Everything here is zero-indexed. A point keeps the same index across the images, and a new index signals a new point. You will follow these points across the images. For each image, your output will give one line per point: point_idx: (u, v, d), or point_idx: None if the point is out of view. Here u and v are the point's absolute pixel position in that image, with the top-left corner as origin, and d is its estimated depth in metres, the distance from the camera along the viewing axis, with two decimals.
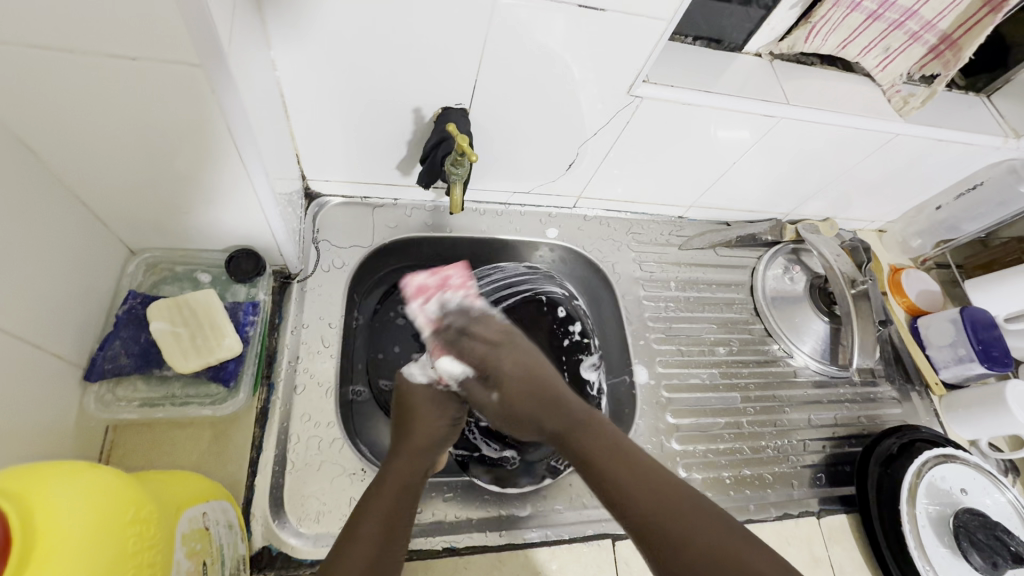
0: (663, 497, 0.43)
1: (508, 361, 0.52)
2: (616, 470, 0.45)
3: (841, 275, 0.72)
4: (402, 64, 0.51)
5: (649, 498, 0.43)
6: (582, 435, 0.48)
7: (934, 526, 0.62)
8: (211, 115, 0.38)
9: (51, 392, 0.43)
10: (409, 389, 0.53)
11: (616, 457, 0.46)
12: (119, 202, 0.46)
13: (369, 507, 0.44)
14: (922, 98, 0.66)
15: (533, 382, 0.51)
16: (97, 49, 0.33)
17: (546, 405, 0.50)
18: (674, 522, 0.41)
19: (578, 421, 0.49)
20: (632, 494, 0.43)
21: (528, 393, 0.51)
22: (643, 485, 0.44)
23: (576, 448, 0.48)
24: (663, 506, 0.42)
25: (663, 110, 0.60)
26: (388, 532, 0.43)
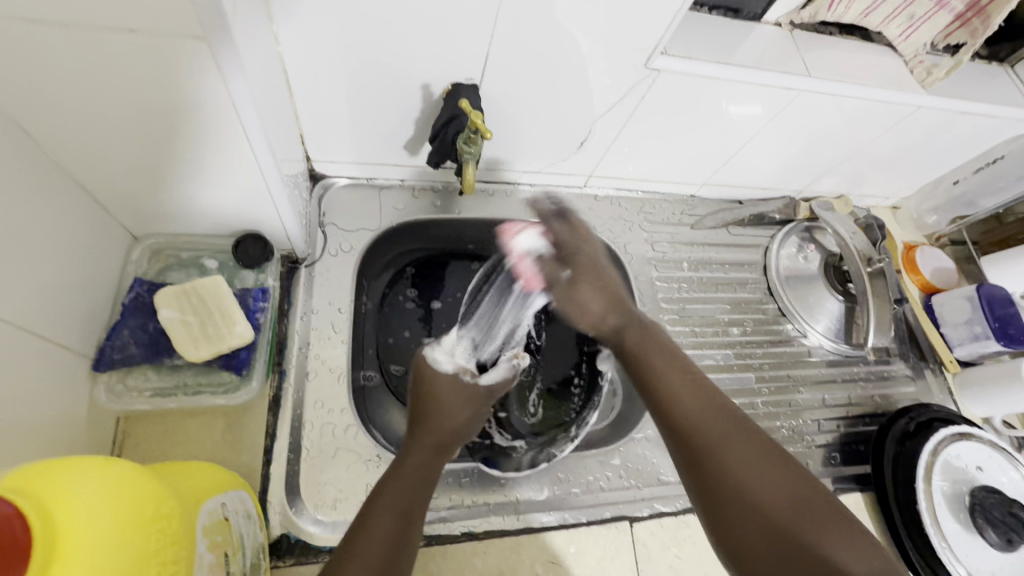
0: (721, 424, 0.43)
1: (583, 260, 0.55)
2: (679, 388, 0.46)
3: (857, 253, 0.71)
4: (408, 37, 0.49)
5: (708, 418, 0.43)
6: (649, 350, 0.49)
7: (949, 504, 0.62)
8: (215, 92, 0.36)
9: (60, 383, 0.42)
10: (433, 378, 0.51)
11: (683, 382, 0.46)
12: (120, 185, 0.44)
13: (386, 497, 0.42)
14: (947, 69, 0.63)
15: (608, 283, 0.54)
16: (93, 21, 0.31)
17: (613, 301, 0.53)
18: (733, 453, 0.41)
19: (644, 342, 0.50)
20: (696, 410, 0.44)
21: (593, 281, 0.54)
22: (704, 407, 0.44)
23: (640, 355, 0.49)
24: (722, 442, 0.42)
25: (680, 84, 0.57)
26: (404, 527, 0.42)
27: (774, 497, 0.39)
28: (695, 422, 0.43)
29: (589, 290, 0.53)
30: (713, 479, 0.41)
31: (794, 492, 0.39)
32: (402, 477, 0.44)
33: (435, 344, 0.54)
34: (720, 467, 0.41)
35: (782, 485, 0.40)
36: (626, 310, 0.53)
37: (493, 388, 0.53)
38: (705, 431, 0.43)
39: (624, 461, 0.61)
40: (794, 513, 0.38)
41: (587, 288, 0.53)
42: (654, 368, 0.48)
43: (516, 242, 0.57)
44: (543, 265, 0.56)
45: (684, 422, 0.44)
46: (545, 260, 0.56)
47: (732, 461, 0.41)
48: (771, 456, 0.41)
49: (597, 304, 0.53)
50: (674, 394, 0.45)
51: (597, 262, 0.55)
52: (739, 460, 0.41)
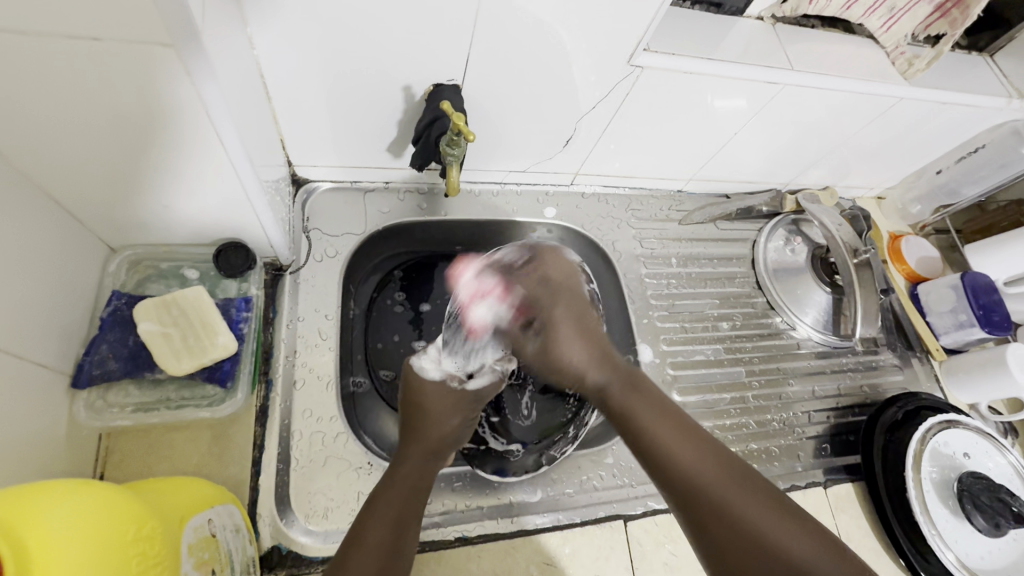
0: (720, 477, 0.41)
1: (561, 309, 0.50)
2: (675, 446, 0.42)
3: (843, 244, 0.71)
4: (388, 38, 0.48)
5: (708, 475, 0.41)
6: (637, 406, 0.45)
7: (937, 491, 0.63)
8: (188, 100, 0.35)
9: (38, 401, 0.41)
10: (422, 388, 0.50)
11: (679, 435, 0.43)
12: (91, 196, 0.43)
13: (376, 511, 0.42)
14: (927, 61, 0.64)
15: (587, 324, 0.50)
16: (55, 29, 0.30)
17: (597, 354, 0.48)
18: (739, 510, 0.39)
19: (632, 395, 0.46)
20: (693, 472, 0.41)
21: (576, 334, 0.49)
22: (702, 461, 0.42)
23: (620, 409, 0.46)
24: (727, 501, 0.40)
25: (663, 80, 0.57)
26: (399, 535, 0.42)
27: (785, 545, 0.38)
28: (696, 478, 0.41)
29: (569, 343, 0.48)
30: (723, 538, 0.39)
31: (796, 531, 0.39)
32: (393, 486, 0.44)
33: (422, 352, 0.53)
34: (730, 524, 0.39)
35: (785, 532, 0.39)
36: (608, 360, 0.48)
37: (481, 393, 0.53)
38: (704, 488, 0.40)
39: (617, 459, 0.61)
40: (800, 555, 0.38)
41: (571, 340, 0.49)
42: (643, 423, 0.44)
43: (474, 316, 0.52)
44: (505, 332, 0.52)
45: (687, 484, 0.41)
46: (509, 328, 0.51)
47: (744, 520, 0.39)
48: (769, 503, 0.40)
49: (583, 362, 0.48)
50: (670, 453, 0.42)
51: (571, 302, 0.51)
52: (742, 512, 0.39)
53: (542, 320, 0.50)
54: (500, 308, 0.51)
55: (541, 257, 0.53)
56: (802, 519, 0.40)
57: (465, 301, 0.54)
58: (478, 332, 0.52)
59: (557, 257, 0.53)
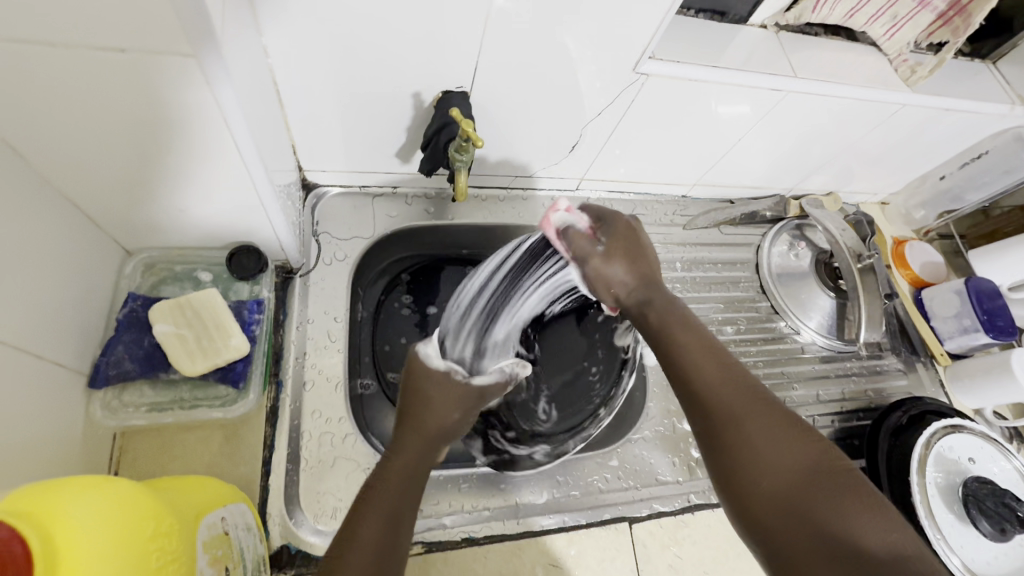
0: (747, 405, 0.40)
1: (617, 233, 0.50)
2: (704, 369, 0.42)
3: (846, 250, 0.72)
4: (399, 46, 0.49)
5: (732, 398, 0.40)
6: (673, 328, 0.45)
7: (943, 495, 0.63)
8: (205, 106, 0.36)
9: (56, 401, 0.42)
10: (425, 374, 0.49)
11: (708, 360, 0.42)
12: (110, 199, 0.44)
13: (370, 503, 0.41)
14: (930, 68, 0.64)
15: (640, 257, 0.50)
16: (81, 40, 0.31)
17: (638, 274, 0.49)
18: (756, 434, 0.38)
19: (672, 317, 0.46)
20: (717, 392, 0.41)
21: (628, 259, 0.49)
22: (732, 386, 0.41)
23: (656, 333, 0.46)
24: (747, 420, 0.39)
25: (668, 87, 0.58)
26: (390, 532, 0.40)
27: (809, 485, 0.36)
28: (718, 398, 0.40)
29: (613, 267, 0.49)
30: (735, 459, 0.38)
31: (825, 480, 0.36)
32: (387, 478, 0.43)
33: (427, 342, 0.52)
34: (746, 449, 0.38)
35: (806, 470, 0.36)
36: (650, 288, 0.49)
37: (486, 390, 0.52)
38: (725, 409, 0.40)
39: (623, 461, 0.61)
40: (823, 501, 0.35)
41: (616, 260, 0.49)
42: (677, 346, 0.44)
43: (560, 226, 0.49)
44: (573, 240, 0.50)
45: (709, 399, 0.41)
46: (574, 240, 0.50)
47: (757, 444, 0.38)
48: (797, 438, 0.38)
49: (618, 279, 0.49)
50: (695, 374, 0.42)
51: (643, 242, 0.51)
52: (762, 444, 0.38)
53: (600, 239, 0.50)
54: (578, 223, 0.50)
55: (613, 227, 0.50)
56: (843, 478, 0.36)
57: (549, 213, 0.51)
58: (548, 226, 0.50)
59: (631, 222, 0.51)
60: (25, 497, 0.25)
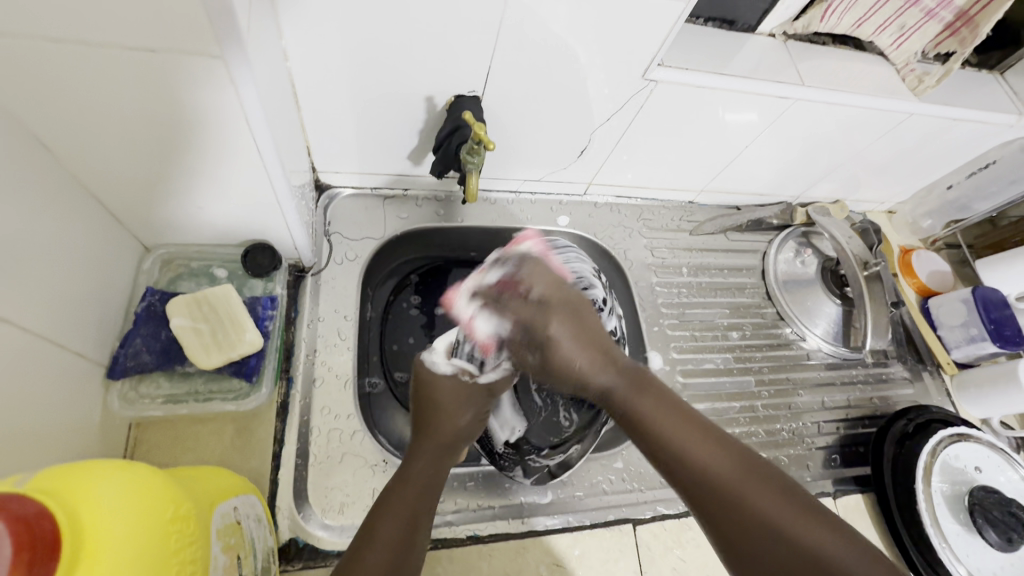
0: (732, 472, 0.40)
1: (558, 317, 0.50)
2: (683, 442, 0.43)
3: (853, 257, 0.72)
4: (413, 50, 0.50)
5: (722, 471, 0.41)
6: (643, 402, 0.46)
7: (948, 504, 0.63)
8: (228, 107, 0.37)
9: (76, 390, 0.43)
10: (433, 382, 0.51)
11: (683, 428, 0.43)
12: (131, 195, 0.45)
13: (389, 504, 0.42)
14: (937, 77, 0.64)
15: (589, 333, 0.50)
16: (114, 41, 0.32)
17: (600, 356, 0.49)
18: (748, 501, 0.39)
19: (634, 385, 0.47)
20: (706, 470, 0.41)
21: (574, 329, 0.50)
22: (717, 459, 0.41)
23: (636, 407, 0.46)
24: (734, 496, 0.39)
25: (677, 93, 0.59)
26: (409, 533, 0.41)
27: (818, 546, 0.37)
28: (709, 475, 0.41)
29: (572, 354, 0.49)
30: (739, 537, 0.38)
31: (828, 534, 0.37)
32: (405, 482, 0.44)
33: (431, 351, 0.55)
34: (755, 525, 0.38)
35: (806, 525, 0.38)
36: (611, 361, 0.49)
37: (495, 386, 0.52)
38: (721, 489, 0.40)
39: (627, 464, 0.62)
40: (828, 561, 0.36)
41: (568, 335, 0.49)
42: (657, 420, 0.44)
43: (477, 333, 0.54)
44: (507, 343, 0.52)
45: (697, 476, 0.41)
46: (511, 337, 0.52)
47: (755, 512, 0.38)
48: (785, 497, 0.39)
49: (584, 364, 0.49)
50: (682, 450, 0.42)
51: (585, 313, 0.51)
52: (761, 511, 0.38)
53: (538, 326, 0.50)
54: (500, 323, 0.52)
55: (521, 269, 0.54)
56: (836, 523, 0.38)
57: (465, 323, 0.55)
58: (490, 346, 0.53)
59: (559, 277, 0.53)
60: (54, 479, 0.26)
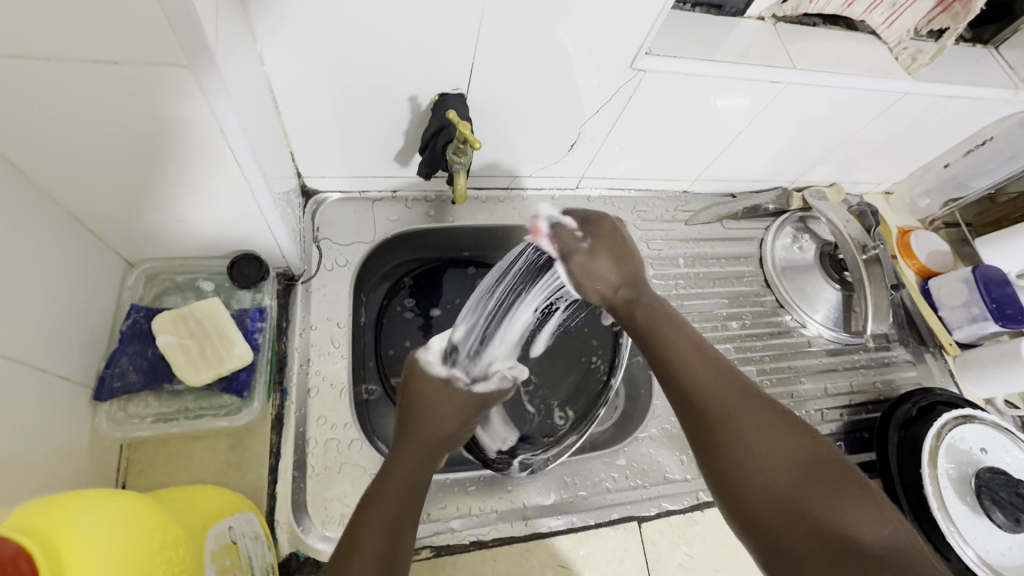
0: (730, 399, 0.40)
1: (608, 233, 0.52)
2: (687, 356, 0.43)
3: (851, 241, 0.71)
4: (395, 50, 0.49)
5: (718, 392, 0.41)
6: (657, 318, 0.47)
7: (955, 487, 0.62)
8: (200, 117, 0.36)
9: (61, 414, 0.42)
10: (427, 384, 0.51)
11: (689, 341, 0.44)
12: (107, 211, 0.44)
13: (371, 514, 0.41)
14: (930, 55, 0.63)
15: (625, 262, 0.51)
16: (76, 55, 0.31)
17: (622, 272, 0.50)
18: (736, 424, 0.39)
19: (648, 304, 0.48)
20: (700, 391, 0.41)
21: (614, 254, 0.51)
22: (714, 379, 0.42)
23: (644, 320, 0.47)
24: (725, 416, 0.39)
25: (666, 83, 0.58)
26: (393, 545, 0.40)
27: (790, 472, 0.37)
28: (704, 395, 0.41)
29: (597, 264, 0.50)
30: (720, 451, 0.39)
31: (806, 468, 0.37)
32: (385, 488, 0.43)
33: (428, 346, 0.54)
34: (725, 440, 0.39)
35: (801, 468, 0.37)
36: (633, 281, 0.50)
37: (487, 397, 0.54)
38: (712, 405, 0.40)
39: (630, 461, 0.61)
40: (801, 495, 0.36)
41: (603, 257, 0.50)
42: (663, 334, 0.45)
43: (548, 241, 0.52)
44: (559, 236, 0.52)
45: (691, 389, 0.42)
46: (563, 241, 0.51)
47: (739, 435, 0.38)
48: (785, 432, 0.38)
49: (603, 274, 0.50)
50: (684, 366, 0.43)
51: (630, 254, 0.51)
52: (750, 437, 0.38)
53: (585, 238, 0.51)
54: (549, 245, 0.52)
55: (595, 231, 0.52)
56: (836, 471, 0.37)
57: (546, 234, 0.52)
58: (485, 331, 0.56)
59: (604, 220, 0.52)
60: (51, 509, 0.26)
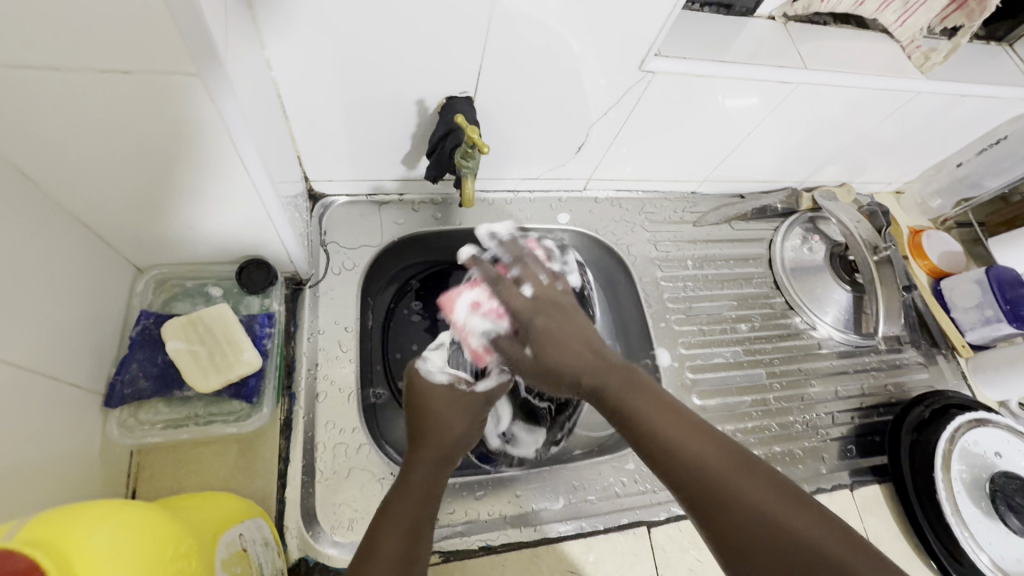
0: (722, 467, 0.39)
1: (543, 321, 0.47)
2: (671, 432, 0.41)
3: (862, 242, 0.70)
4: (402, 54, 0.48)
5: (711, 464, 0.39)
6: (629, 395, 0.44)
7: (969, 492, 0.61)
8: (209, 124, 0.36)
9: (72, 421, 0.42)
10: (430, 390, 0.51)
11: (666, 415, 0.42)
12: (117, 218, 0.44)
13: (388, 519, 0.41)
14: (944, 55, 0.63)
15: (567, 333, 0.47)
16: (86, 64, 0.31)
17: (594, 359, 0.45)
18: (736, 494, 0.38)
19: (619, 383, 0.44)
20: (695, 457, 0.39)
21: (556, 350, 0.46)
22: (705, 450, 0.40)
23: (616, 397, 0.44)
24: (723, 490, 0.38)
25: (675, 84, 0.57)
26: (411, 547, 0.40)
27: (797, 531, 0.36)
28: (701, 468, 0.39)
29: (560, 356, 0.46)
30: (725, 523, 0.37)
31: (812, 521, 0.37)
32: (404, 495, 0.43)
33: (426, 356, 0.54)
34: (730, 511, 0.37)
35: (807, 528, 0.36)
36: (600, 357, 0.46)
37: (491, 394, 0.53)
38: (709, 476, 0.39)
39: (639, 465, 0.61)
40: (815, 546, 0.35)
41: (549, 351, 0.46)
42: (646, 399, 0.44)
43: (456, 314, 0.53)
44: (501, 346, 0.50)
45: (681, 468, 0.40)
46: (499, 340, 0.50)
47: (744, 501, 0.37)
48: (780, 492, 0.38)
49: (573, 367, 0.45)
50: (670, 442, 0.41)
51: (569, 313, 0.48)
52: (755, 504, 0.37)
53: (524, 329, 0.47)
54: (493, 322, 0.50)
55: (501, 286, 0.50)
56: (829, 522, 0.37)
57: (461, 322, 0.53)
58: (482, 358, 0.53)
59: (552, 287, 0.50)
60: (70, 519, 0.26)
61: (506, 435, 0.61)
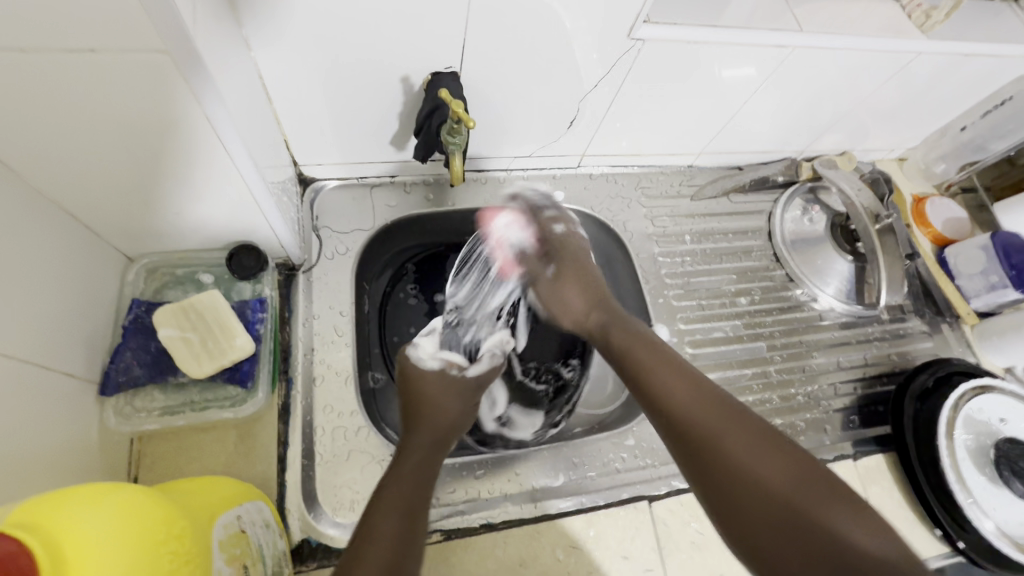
0: (711, 412, 0.41)
1: (568, 258, 0.61)
2: (668, 382, 0.44)
3: (863, 210, 0.68)
4: (383, 30, 0.47)
5: (700, 412, 0.42)
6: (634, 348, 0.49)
7: (973, 458, 0.61)
8: (183, 107, 0.35)
9: (68, 409, 0.42)
10: (420, 375, 0.52)
11: (667, 370, 0.46)
12: (102, 207, 0.44)
13: (386, 499, 0.41)
14: (946, 11, 0.61)
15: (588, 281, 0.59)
16: (49, 44, 0.30)
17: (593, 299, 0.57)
18: (723, 439, 0.39)
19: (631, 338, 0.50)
20: (683, 406, 0.42)
21: (577, 281, 0.59)
22: (697, 401, 0.42)
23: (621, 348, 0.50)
24: (707, 431, 0.40)
25: (667, 51, 0.55)
26: (411, 527, 0.40)
27: (769, 477, 0.37)
28: (690, 414, 0.42)
29: (568, 293, 0.59)
30: (709, 469, 0.39)
31: (792, 470, 0.37)
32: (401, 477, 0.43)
33: (417, 343, 0.56)
34: (712, 457, 0.39)
35: (783, 476, 0.37)
36: (604, 308, 0.56)
37: (483, 379, 0.55)
38: (693, 423, 0.41)
39: (639, 440, 0.61)
40: (792, 495, 0.36)
41: (569, 286, 0.59)
42: (644, 363, 0.47)
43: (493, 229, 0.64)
44: (527, 260, 0.63)
45: (676, 414, 0.42)
46: (529, 256, 0.63)
47: (723, 449, 0.39)
48: (764, 437, 0.39)
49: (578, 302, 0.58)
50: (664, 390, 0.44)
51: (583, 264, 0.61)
52: (734, 450, 0.39)
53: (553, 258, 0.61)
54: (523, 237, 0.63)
55: (557, 251, 0.61)
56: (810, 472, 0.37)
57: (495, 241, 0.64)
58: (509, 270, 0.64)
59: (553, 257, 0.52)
60: (69, 497, 0.27)
61: (501, 419, 0.62)
